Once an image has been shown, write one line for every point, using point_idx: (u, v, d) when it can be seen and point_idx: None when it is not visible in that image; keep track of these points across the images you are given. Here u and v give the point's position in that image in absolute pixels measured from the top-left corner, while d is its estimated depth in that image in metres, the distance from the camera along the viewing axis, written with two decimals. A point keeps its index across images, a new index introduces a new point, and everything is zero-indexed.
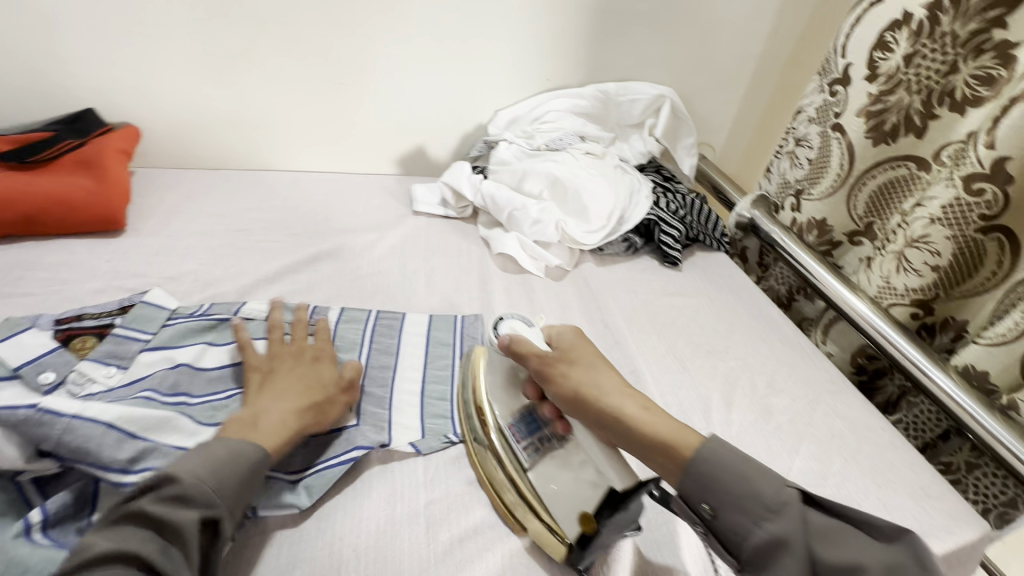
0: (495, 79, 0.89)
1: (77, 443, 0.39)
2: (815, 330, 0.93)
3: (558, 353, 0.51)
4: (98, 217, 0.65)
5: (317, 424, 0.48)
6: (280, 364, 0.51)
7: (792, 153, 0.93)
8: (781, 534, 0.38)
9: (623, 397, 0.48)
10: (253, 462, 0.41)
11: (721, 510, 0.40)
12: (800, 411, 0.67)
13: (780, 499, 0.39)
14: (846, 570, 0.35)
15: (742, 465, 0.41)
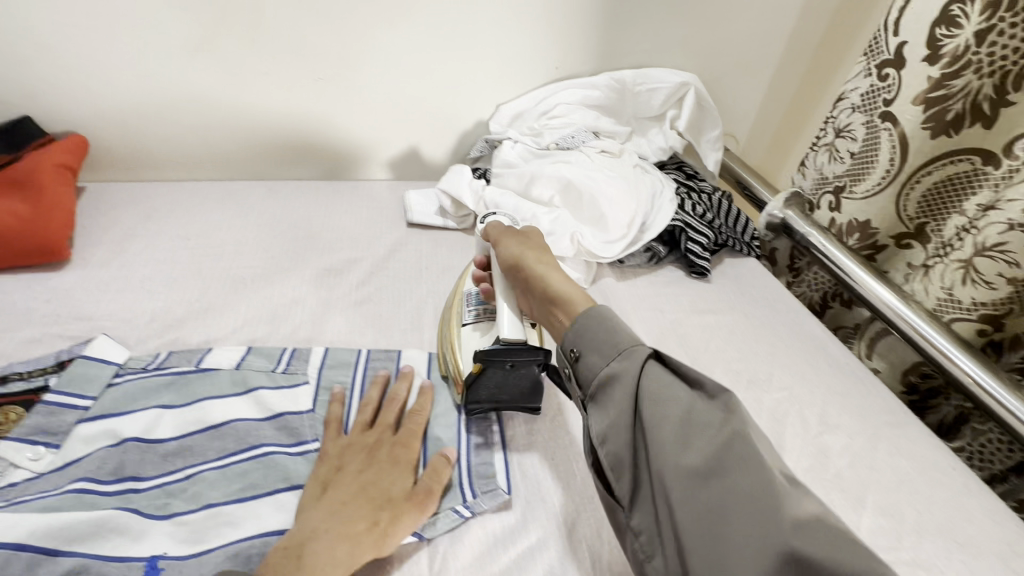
0: (495, 69, 0.79)
1: None
2: (857, 342, 0.84)
3: (518, 234, 0.55)
4: (33, 249, 0.55)
5: (378, 546, 0.38)
6: (363, 459, 0.43)
7: (832, 145, 0.82)
8: (619, 374, 0.40)
9: (546, 264, 0.50)
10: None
11: (585, 353, 0.42)
12: (860, 451, 0.58)
13: (631, 345, 0.41)
14: (657, 401, 0.37)
15: (612, 329, 0.42)
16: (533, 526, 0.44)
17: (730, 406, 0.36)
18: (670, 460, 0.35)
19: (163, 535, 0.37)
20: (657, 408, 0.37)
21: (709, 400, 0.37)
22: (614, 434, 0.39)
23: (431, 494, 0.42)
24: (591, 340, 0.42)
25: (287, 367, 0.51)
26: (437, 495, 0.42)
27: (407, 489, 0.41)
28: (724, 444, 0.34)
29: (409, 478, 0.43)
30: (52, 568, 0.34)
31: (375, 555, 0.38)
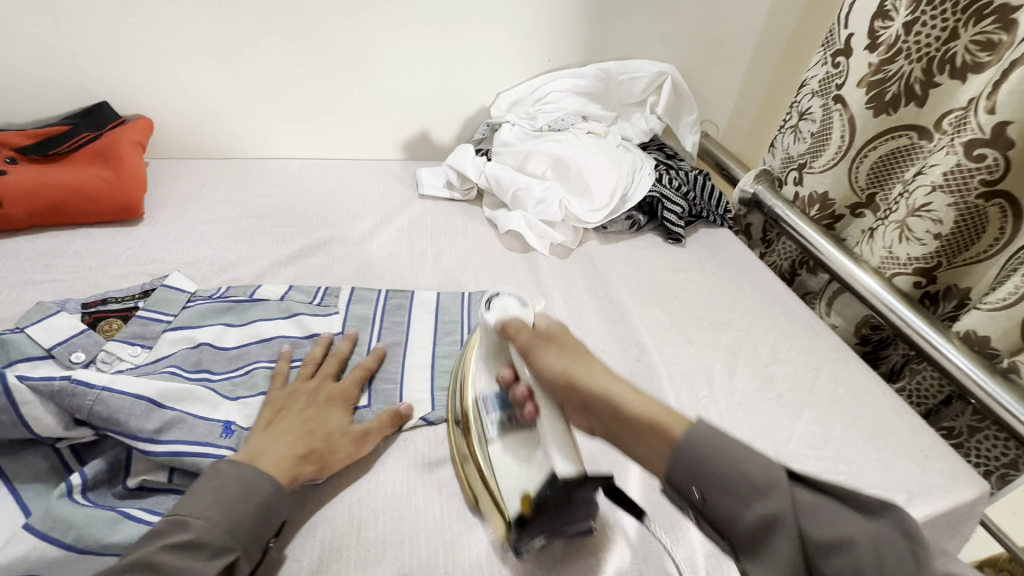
0: (496, 61, 0.90)
1: (107, 414, 0.41)
2: (819, 303, 0.93)
3: (547, 335, 0.47)
4: (116, 206, 0.67)
5: (319, 467, 0.44)
6: (306, 402, 0.47)
7: (795, 126, 0.92)
8: (773, 516, 0.32)
9: (616, 386, 0.43)
10: (268, 500, 0.40)
11: (710, 496, 0.34)
12: (802, 379, 0.68)
13: (769, 478, 0.33)
14: (836, 546, 0.31)
15: (723, 446, 0.35)
16: None
17: (902, 525, 0.31)
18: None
19: (233, 409, 0.47)
20: (832, 559, 0.31)
21: (870, 522, 0.32)
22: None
23: (370, 435, 0.48)
24: (712, 476, 0.34)
25: (322, 300, 0.62)
26: (377, 436, 0.48)
27: (346, 427, 0.47)
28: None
29: (348, 419, 0.48)
30: (162, 414, 0.43)
31: (313, 475, 0.43)
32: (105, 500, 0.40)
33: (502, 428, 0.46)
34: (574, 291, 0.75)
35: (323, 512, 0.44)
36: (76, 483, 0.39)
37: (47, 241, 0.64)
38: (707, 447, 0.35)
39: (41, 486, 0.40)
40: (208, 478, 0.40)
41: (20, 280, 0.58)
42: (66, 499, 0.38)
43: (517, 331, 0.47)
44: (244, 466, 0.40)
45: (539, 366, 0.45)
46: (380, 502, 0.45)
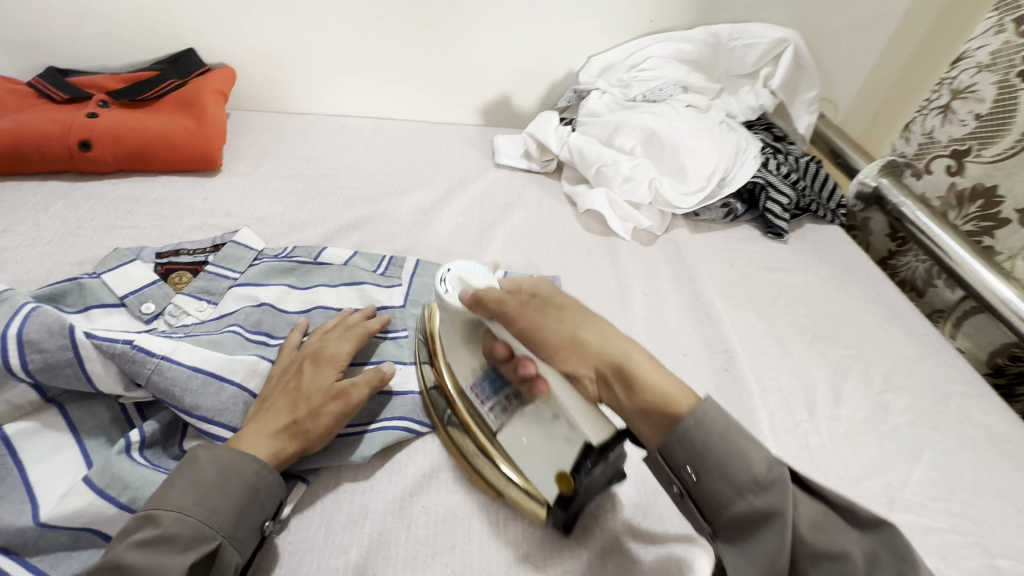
0: (592, 20, 0.81)
1: (164, 385, 0.39)
2: (945, 323, 0.80)
3: (541, 307, 0.44)
4: (195, 157, 0.66)
5: (302, 440, 0.39)
6: (292, 371, 0.43)
7: (947, 107, 0.78)
8: (763, 510, 0.32)
9: (629, 343, 0.41)
10: (250, 481, 0.36)
11: (705, 478, 0.34)
12: (924, 413, 0.58)
13: (771, 473, 0.32)
14: (829, 558, 0.30)
15: (726, 430, 0.34)
16: None
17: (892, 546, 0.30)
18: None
19: None
20: (820, 566, 0.30)
21: (859, 533, 0.31)
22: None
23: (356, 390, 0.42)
24: (711, 460, 0.34)
25: (385, 271, 0.59)
26: (362, 391, 0.42)
27: (331, 387, 0.42)
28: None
29: (331, 379, 0.42)
30: (218, 391, 0.41)
31: (301, 449, 0.39)
32: (159, 459, 0.39)
33: (501, 415, 0.41)
34: (656, 283, 0.68)
35: (373, 501, 0.41)
36: (135, 439, 0.38)
37: (131, 187, 0.64)
38: (716, 439, 0.34)
39: (102, 438, 0.40)
40: (182, 467, 0.36)
41: (104, 223, 0.58)
42: (124, 455, 0.37)
43: (500, 307, 0.42)
44: (222, 450, 0.37)
45: (539, 335, 0.42)
46: (431, 497, 0.42)
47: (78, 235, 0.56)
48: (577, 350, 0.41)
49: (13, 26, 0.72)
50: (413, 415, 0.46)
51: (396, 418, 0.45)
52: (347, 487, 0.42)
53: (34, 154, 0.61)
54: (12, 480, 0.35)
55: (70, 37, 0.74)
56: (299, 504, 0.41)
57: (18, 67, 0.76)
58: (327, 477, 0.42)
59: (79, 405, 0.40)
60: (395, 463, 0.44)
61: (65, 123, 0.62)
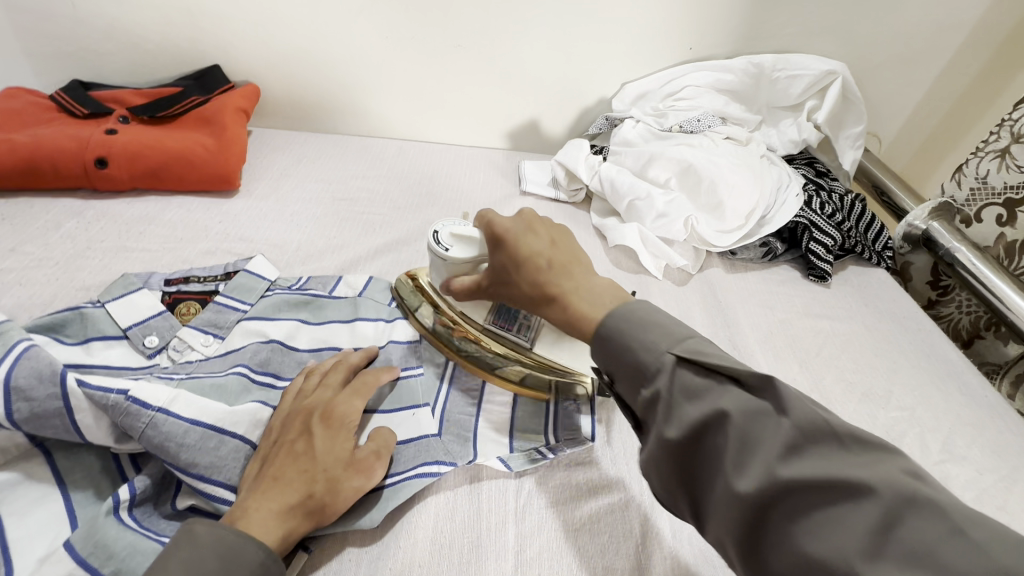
0: (628, 46, 0.78)
1: (158, 442, 0.36)
2: (1000, 379, 0.74)
3: (523, 224, 0.43)
4: (212, 177, 0.64)
5: (317, 518, 0.36)
6: (298, 430, 0.39)
7: (1004, 152, 0.72)
8: (656, 396, 0.33)
9: (545, 248, 0.42)
10: (257, 573, 0.32)
11: (617, 378, 0.36)
12: (989, 490, 0.52)
13: (659, 363, 0.34)
14: (709, 415, 0.31)
15: (643, 316, 0.36)
16: (615, 490, 0.44)
17: (777, 401, 0.30)
18: (658, 427, 0.33)
19: None
20: (694, 404, 0.32)
21: (744, 393, 0.31)
22: (662, 470, 0.33)
23: (377, 459, 0.40)
24: (628, 344, 0.35)
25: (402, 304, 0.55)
26: (383, 464, 0.40)
27: (348, 456, 0.38)
28: (772, 452, 0.28)
29: (349, 444, 0.39)
30: (218, 446, 0.38)
31: (311, 528, 0.36)
32: (149, 520, 0.36)
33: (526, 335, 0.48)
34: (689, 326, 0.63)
35: (379, 572, 0.37)
36: (124, 498, 0.35)
37: (145, 206, 0.62)
38: (628, 321, 0.36)
39: (90, 491, 0.37)
40: (179, 547, 0.31)
41: (115, 245, 0.56)
42: (111, 517, 0.34)
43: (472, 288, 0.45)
44: (227, 530, 0.32)
45: (503, 268, 0.42)
46: (444, 573, 0.38)
47: (86, 257, 0.54)
48: (535, 288, 0.41)
49: (39, 37, 0.71)
50: (424, 466, 0.42)
51: (408, 471, 0.42)
52: (348, 556, 0.38)
53: (49, 171, 0.59)
54: None
55: (96, 50, 0.73)
56: (302, 573, 0.37)
57: (43, 78, 0.75)
58: (331, 543, 0.39)
59: (67, 453, 0.37)
60: (404, 526, 0.40)
61: (83, 139, 0.60)
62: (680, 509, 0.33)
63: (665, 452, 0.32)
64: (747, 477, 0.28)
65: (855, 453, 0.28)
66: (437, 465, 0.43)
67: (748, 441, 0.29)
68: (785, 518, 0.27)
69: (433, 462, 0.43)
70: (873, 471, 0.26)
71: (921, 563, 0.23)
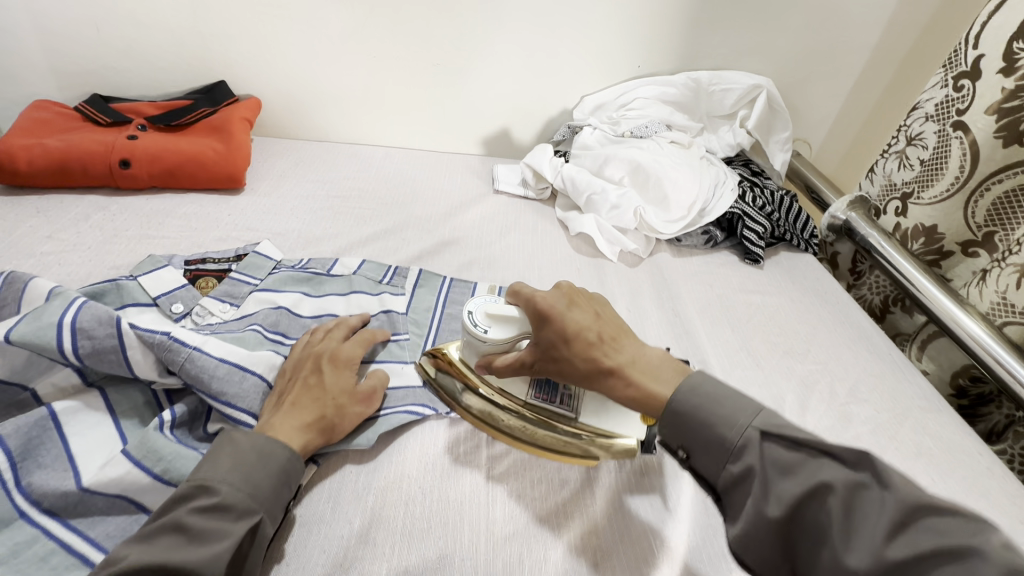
0: (586, 65, 0.90)
1: (195, 372, 0.44)
2: (910, 346, 0.86)
3: (564, 295, 0.47)
4: (221, 177, 0.73)
5: (328, 434, 0.45)
6: (310, 369, 0.47)
7: (901, 152, 0.86)
8: (744, 472, 0.36)
9: (589, 318, 0.45)
10: (285, 466, 0.40)
11: (693, 453, 0.39)
12: (884, 424, 0.62)
13: (740, 439, 0.37)
14: (807, 495, 0.33)
15: (698, 397, 0.40)
16: None
17: (876, 475, 0.33)
18: (753, 506, 0.35)
19: None
20: (784, 479, 0.35)
21: (844, 468, 0.34)
22: (754, 546, 0.35)
23: (376, 392, 0.49)
24: (698, 432, 0.39)
25: (390, 279, 0.64)
26: (379, 398, 0.49)
27: (351, 388, 0.47)
28: (876, 533, 0.31)
29: (351, 381, 0.48)
30: (241, 380, 0.46)
31: (325, 441, 0.45)
32: (186, 438, 0.44)
33: (574, 404, 0.48)
34: (640, 300, 0.73)
35: (377, 478, 0.46)
36: (167, 419, 0.43)
37: (162, 202, 0.70)
38: (693, 401, 0.40)
39: (136, 419, 0.45)
40: (223, 447, 0.40)
41: (138, 234, 0.64)
42: (157, 431, 0.42)
43: (516, 359, 0.46)
44: (259, 434, 0.41)
45: (547, 335, 0.45)
46: (428, 480, 0.46)
47: (115, 243, 0.62)
48: (590, 364, 0.43)
49: (65, 58, 0.80)
50: (411, 406, 0.51)
51: (398, 408, 0.50)
52: (345, 471, 0.46)
53: (79, 172, 0.68)
54: (56, 451, 0.40)
55: (114, 69, 0.82)
56: (312, 480, 0.45)
57: (65, 93, 0.83)
58: (333, 462, 0.47)
59: (115, 388, 0.45)
60: (398, 445, 0.49)
61: (108, 143, 0.69)
62: None
63: (762, 530, 0.35)
64: (856, 552, 0.31)
65: (956, 520, 0.30)
66: (421, 406, 0.51)
67: (851, 512, 0.32)
68: None
69: (419, 404, 0.51)
70: (976, 538, 0.29)
71: None
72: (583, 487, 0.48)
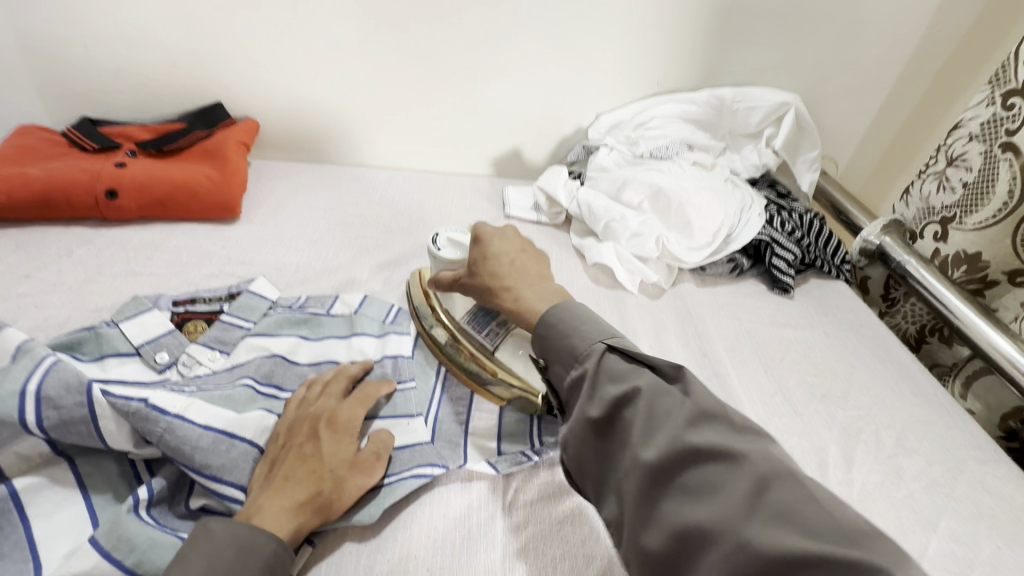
0: (601, 82, 0.85)
1: (175, 445, 0.39)
2: (952, 381, 0.80)
3: (502, 234, 0.54)
4: (215, 206, 0.68)
5: (325, 513, 0.39)
6: (306, 435, 0.42)
7: (942, 173, 0.80)
8: (581, 376, 0.39)
9: (512, 252, 0.53)
10: (269, 562, 0.35)
11: (549, 363, 0.43)
12: (938, 479, 0.57)
13: (587, 348, 0.41)
14: (623, 398, 0.37)
15: (573, 312, 0.44)
16: None
17: (684, 389, 0.37)
18: (579, 410, 0.38)
19: None
20: (613, 386, 0.38)
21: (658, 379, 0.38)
22: (578, 450, 0.38)
23: (379, 459, 0.44)
24: (562, 339, 0.43)
25: (394, 319, 0.59)
26: (382, 465, 0.44)
27: (351, 456, 0.42)
28: (677, 432, 0.34)
29: (352, 447, 0.43)
30: (228, 449, 0.41)
31: (320, 521, 0.39)
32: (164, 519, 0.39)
33: (495, 338, 0.53)
34: (664, 337, 0.68)
35: (378, 562, 0.41)
36: (142, 498, 0.38)
37: (151, 234, 0.66)
38: (564, 314, 0.44)
39: (110, 494, 0.40)
40: (195, 543, 0.34)
41: (124, 270, 0.59)
42: (132, 514, 0.37)
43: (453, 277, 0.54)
44: (239, 525, 0.36)
45: (474, 256, 0.53)
46: (436, 563, 0.41)
47: (99, 281, 0.57)
48: (494, 279, 0.51)
49: (54, 79, 0.76)
50: (420, 467, 0.46)
51: (405, 472, 0.45)
52: (343, 553, 0.41)
53: (63, 202, 0.63)
54: (15, 539, 0.35)
55: (105, 90, 0.78)
56: (308, 563, 0.40)
57: (53, 116, 0.79)
58: (331, 541, 0.42)
59: (88, 459, 0.40)
60: (402, 519, 0.43)
61: (94, 172, 0.64)
62: (587, 487, 0.38)
63: (583, 432, 0.37)
64: (651, 448, 0.34)
65: (740, 433, 0.34)
66: (431, 467, 0.46)
67: (654, 416, 0.35)
68: (687, 489, 0.32)
69: (428, 464, 0.46)
70: (752, 447, 0.33)
71: (786, 519, 0.29)
72: (612, 568, 0.42)
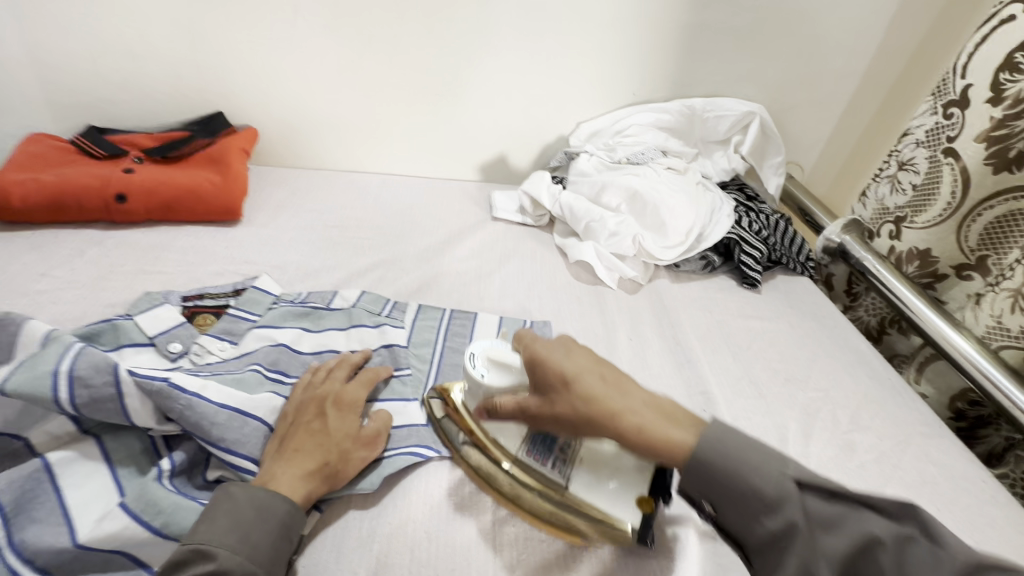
0: (581, 94, 0.91)
1: (194, 420, 0.43)
2: (907, 367, 0.87)
3: (564, 347, 0.45)
4: (218, 209, 0.72)
5: (332, 481, 0.44)
6: (313, 413, 0.47)
7: (893, 177, 0.87)
8: (785, 526, 0.35)
9: (592, 370, 0.43)
10: (285, 521, 0.40)
11: (720, 509, 0.38)
12: (887, 451, 0.62)
13: (778, 492, 0.36)
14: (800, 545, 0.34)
15: (727, 449, 0.38)
16: None
17: (928, 527, 0.34)
18: (797, 562, 0.34)
19: None
20: (770, 519, 0.36)
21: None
22: None
23: (380, 436, 0.48)
24: (718, 486, 0.37)
25: (389, 312, 0.64)
26: (382, 441, 0.48)
27: (355, 432, 0.47)
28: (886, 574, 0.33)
29: (355, 424, 0.47)
30: (242, 424, 0.45)
31: (328, 489, 0.44)
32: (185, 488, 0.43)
33: (563, 468, 0.46)
34: (640, 328, 0.74)
35: (381, 525, 0.45)
36: (165, 468, 0.42)
37: (158, 235, 0.69)
38: (724, 446, 0.38)
39: (133, 467, 0.43)
40: (220, 503, 0.39)
41: (134, 269, 0.63)
42: (155, 482, 0.41)
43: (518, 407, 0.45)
44: (256, 490, 0.40)
45: (546, 374, 0.43)
46: (432, 525, 0.45)
47: (111, 279, 0.61)
48: (596, 410, 0.41)
49: (60, 90, 0.80)
50: (414, 447, 0.50)
51: (401, 449, 0.49)
52: (348, 518, 0.45)
53: (74, 206, 0.67)
54: (51, 504, 0.39)
55: (110, 100, 0.82)
56: (315, 529, 0.44)
57: (58, 124, 0.83)
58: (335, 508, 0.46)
59: (112, 436, 0.44)
60: (401, 488, 0.48)
61: (103, 177, 0.68)
62: None
63: None
64: None
65: (925, 550, 0.33)
66: (425, 449, 0.50)
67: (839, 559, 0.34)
68: None
69: (422, 446, 0.50)
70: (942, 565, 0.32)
71: None
72: None
